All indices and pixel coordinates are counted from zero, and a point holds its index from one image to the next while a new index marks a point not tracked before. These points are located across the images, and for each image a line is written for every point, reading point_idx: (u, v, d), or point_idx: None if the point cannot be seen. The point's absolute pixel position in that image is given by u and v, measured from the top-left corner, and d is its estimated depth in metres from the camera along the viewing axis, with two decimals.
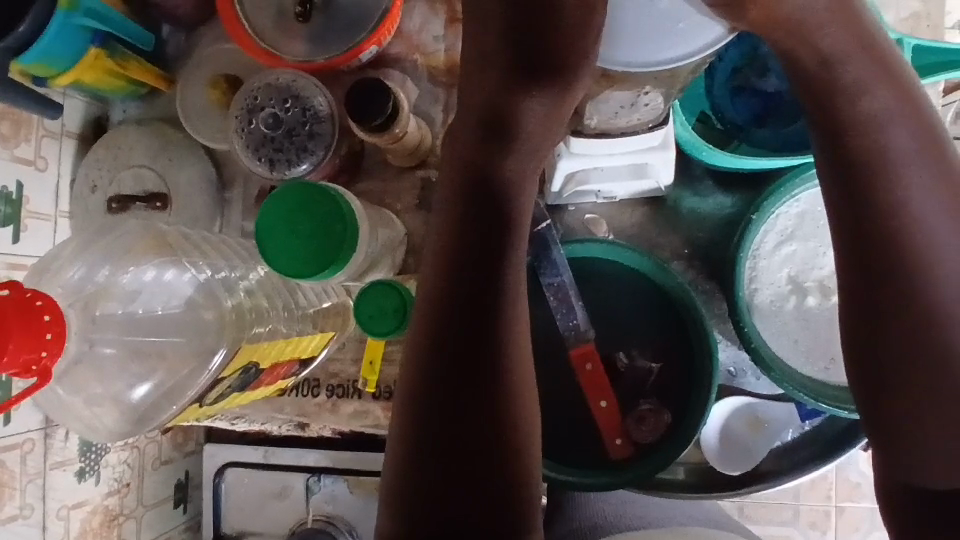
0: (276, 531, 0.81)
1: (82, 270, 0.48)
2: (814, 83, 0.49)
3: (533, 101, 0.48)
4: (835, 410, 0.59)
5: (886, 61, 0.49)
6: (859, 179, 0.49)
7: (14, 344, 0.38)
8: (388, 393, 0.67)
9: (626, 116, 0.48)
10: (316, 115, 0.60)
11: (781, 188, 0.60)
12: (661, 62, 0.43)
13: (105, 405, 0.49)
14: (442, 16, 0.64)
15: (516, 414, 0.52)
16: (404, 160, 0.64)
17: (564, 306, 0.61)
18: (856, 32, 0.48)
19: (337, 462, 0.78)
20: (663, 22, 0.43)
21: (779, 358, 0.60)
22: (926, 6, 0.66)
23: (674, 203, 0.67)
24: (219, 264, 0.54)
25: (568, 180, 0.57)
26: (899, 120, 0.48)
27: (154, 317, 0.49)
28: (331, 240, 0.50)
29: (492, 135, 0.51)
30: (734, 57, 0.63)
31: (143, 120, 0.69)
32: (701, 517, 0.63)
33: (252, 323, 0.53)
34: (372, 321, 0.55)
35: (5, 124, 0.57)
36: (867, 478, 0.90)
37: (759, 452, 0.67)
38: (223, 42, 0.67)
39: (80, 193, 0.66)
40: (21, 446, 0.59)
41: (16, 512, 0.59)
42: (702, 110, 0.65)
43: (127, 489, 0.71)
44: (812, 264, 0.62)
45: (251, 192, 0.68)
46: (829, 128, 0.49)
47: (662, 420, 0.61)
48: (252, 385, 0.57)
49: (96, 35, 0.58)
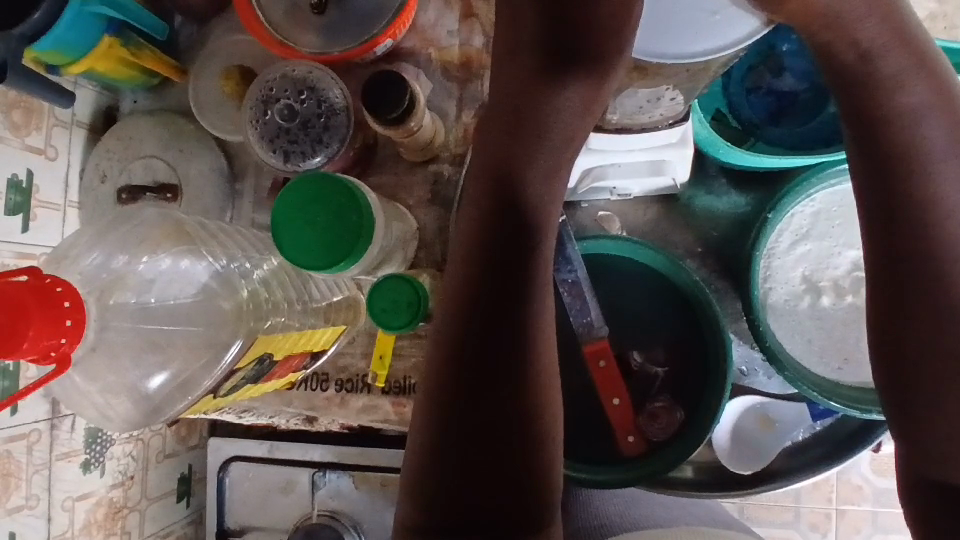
0: (279, 528, 0.80)
1: (98, 258, 0.47)
2: (847, 75, 0.51)
3: (568, 92, 0.51)
4: (848, 410, 0.58)
5: (922, 57, 0.50)
6: (894, 173, 0.50)
7: (33, 331, 0.38)
8: (398, 388, 0.66)
9: (649, 111, 0.50)
10: (332, 108, 0.60)
11: (797, 187, 0.60)
12: (693, 54, 0.44)
13: (118, 395, 0.48)
14: (456, 11, 0.64)
15: (538, 410, 0.52)
16: (415, 155, 0.64)
17: (577, 302, 0.61)
18: (893, 24, 0.50)
19: (343, 458, 0.78)
20: (699, 14, 0.44)
21: (802, 367, 0.60)
22: (942, 7, 0.66)
23: (688, 201, 0.67)
24: (235, 255, 0.55)
25: (584, 176, 0.58)
26: (935, 115, 0.50)
27: (165, 307, 0.48)
28: (347, 233, 0.50)
29: (521, 126, 0.52)
30: (750, 55, 0.64)
31: (154, 111, 0.68)
32: (708, 516, 0.63)
33: (268, 313, 0.53)
34: (385, 315, 0.55)
35: (16, 113, 0.57)
36: (870, 480, 0.90)
37: (770, 452, 0.67)
38: (235, 33, 0.67)
39: (90, 184, 0.66)
40: (28, 437, 0.58)
41: (22, 502, 0.58)
42: (718, 109, 0.64)
43: (132, 481, 0.71)
44: (826, 264, 0.62)
45: (263, 184, 0.68)
46: (861, 122, 0.51)
47: (674, 419, 0.61)
48: (265, 377, 0.56)
49: (109, 23, 0.57)
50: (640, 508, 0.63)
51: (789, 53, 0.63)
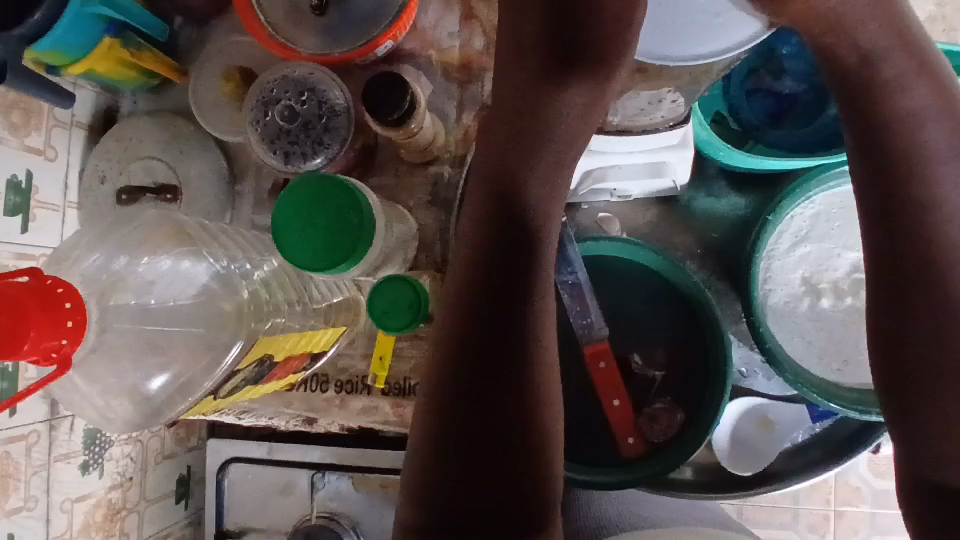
0: (278, 529, 0.80)
1: (98, 259, 0.47)
2: (850, 77, 0.51)
3: (571, 93, 0.51)
4: (846, 411, 0.58)
5: (925, 60, 0.50)
6: (894, 174, 0.50)
7: (34, 332, 0.38)
8: (398, 389, 0.66)
9: (650, 113, 0.49)
10: (332, 109, 0.60)
11: (798, 189, 0.60)
12: (699, 56, 0.43)
13: (118, 396, 0.48)
14: (457, 13, 0.64)
15: (539, 413, 0.52)
16: (415, 156, 0.63)
17: (577, 305, 0.62)
18: (895, 27, 0.50)
19: (342, 459, 0.78)
20: (702, 16, 0.43)
21: (802, 368, 0.60)
22: (941, 9, 0.66)
23: (687, 203, 0.67)
24: (236, 256, 0.55)
25: (585, 177, 0.59)
26: (936, 118, 0.50)
27: (166, 309, 0.48)
28: (347, 233, 0.50)
29: (523, 128, 0.52)
30: (751, 58, 0.64)
31: (154, 112, 0.68)
32: (707, 517, 0.63)
33: (268, 314, 0.53)
34: (385, 316, 0.54)
35: (16, 113, 0.57)
36: (868, 482, 0.90)
37: (769, 454, 0.68)
38: (235, 34, 0.66)
39: (89, 184, 0.65)
40: (27, 438, 0.58)
41: (21, 504, 0.58)
42: (718, 111, 0.65)
43: (130, 483, 0.71)
44: (825, 266, 0.62)
45: (263, 186, 0.68)
46: (862, 124, 0.51)
47: (675, 420, 0.61)
48: (265, 377, 0.56)
49: (109, 25, 0.57)
50: (639, 510, 0.63)
51: (789, 55, 0.63)
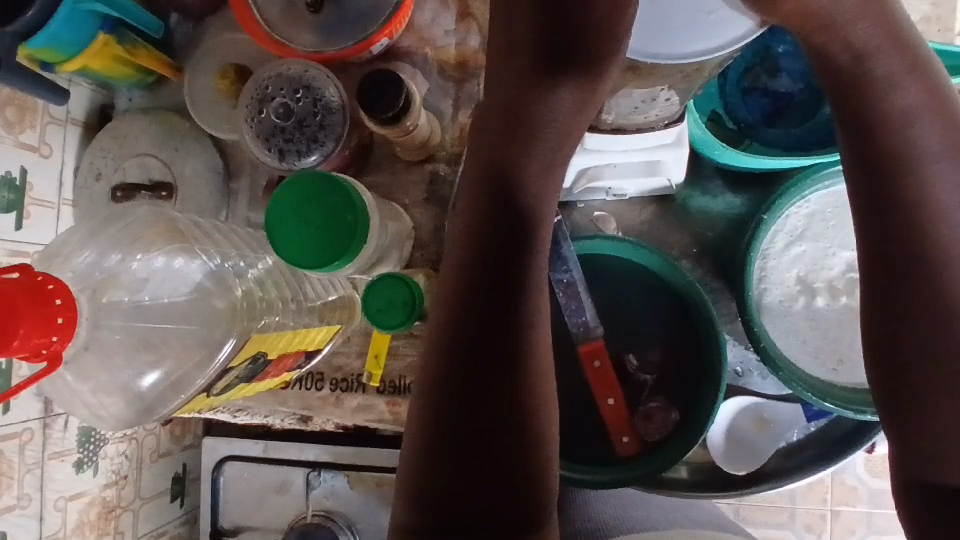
0: (274, 527, 0.80)
1: (91, 255, 0.47)
2: (843, 76, 0.51)
3: (562, 92, 0.51)
4: (841, 410, 0.58)
5: (916, 58, 0.51)
6: (888, 173, 0.50)
7: (24, 329, 0.38)
8: (393, 388, 0.66)
9: (644, 111, 0.50)
10: (327, 106, 0.60)
11: (794, 187, 0.60)
12: (691, 54, 0.44)
13: (111, 394, 0.48)
14: (453, 11, 0.64)
15: (536, 410, 0.52)
16: (411, 153, 0.63)
17: (573, 302, 0.61)
18: (887, 26, 0.50)
19: (338, 457, 0.78)
20: (696, 15, 0.44)
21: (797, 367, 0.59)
22: (937, 10, 0.66)
23: (684, 202, 0.67)
24: (229, 254, 0.54)
25: (580, 176, 0.58)
26: (927, 115, 0.50)
27: (160, 306, 0.48)
28: (340, 231, 0.49)
29: (514, 127, 0.52)
30: (746, 57, 0.64)
31: (148, 109, 0.68)
32: (700, 519, 0.63)
33: (261, 313, 0.53)
34: (381, 314, 0.55)
35: (10, 110, 0.56)
36: (865, 481, 0.90)
37: (763, 452, 0.67)
38: (231, 31, 0.66)
39: (83, 182, 0.65)
40: (20, 436, 0.58)
41: (13, 502, 0.58)
42: (713, 110, 0.65)
43: (125, 481, 0.70)
44: (821, 265, 0.62)
45: (258, 183, 0.67)
46: (856, 121, 0.51)
47: (670, 419, 0.61)
48: (258, 376, 0.56)
49: (105, 21, 0.57)
50: (635, 510, 0.63)
51: (784, 54, 0.63)
